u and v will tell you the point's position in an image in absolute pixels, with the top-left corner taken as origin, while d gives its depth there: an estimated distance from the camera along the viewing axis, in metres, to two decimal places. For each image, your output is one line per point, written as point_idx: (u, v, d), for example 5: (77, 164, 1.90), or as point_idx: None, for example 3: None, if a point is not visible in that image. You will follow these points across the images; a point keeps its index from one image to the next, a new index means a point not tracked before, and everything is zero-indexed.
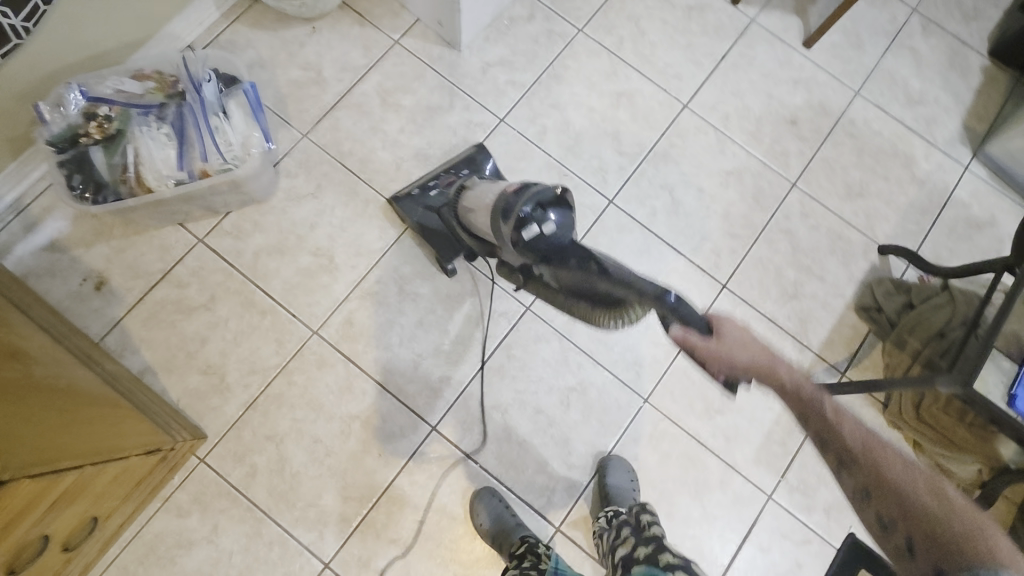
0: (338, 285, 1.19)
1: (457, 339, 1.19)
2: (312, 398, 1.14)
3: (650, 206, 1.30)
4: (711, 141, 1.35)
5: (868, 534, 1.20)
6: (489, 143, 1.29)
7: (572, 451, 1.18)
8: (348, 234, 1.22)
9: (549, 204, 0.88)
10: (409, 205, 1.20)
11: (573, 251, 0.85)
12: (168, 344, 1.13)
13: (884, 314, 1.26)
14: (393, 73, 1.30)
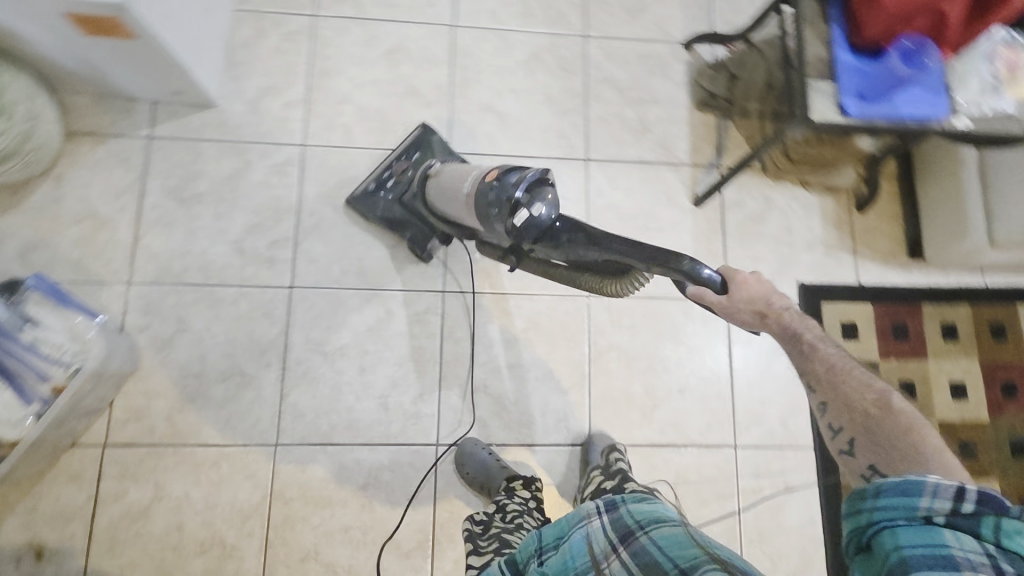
0: (268, 389, 1.12)
1: (404, 360, 1.16)
2: (317, 499, 1.09)
3: (482, 135, 1.25)
4: (496, 43, 1.30)
5: (814, 270, 1.26)
6: (304, 175, 1.20)
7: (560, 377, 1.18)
8: (241, 343, 1.13)
9: (534, 194, 0.77)
10: (359, 204, 1.17)
11: (571, 230, 0.75)
12: (150, 554, 1.05)
13: (718, 98, 1.29)
14: (167, 169, 1.18)
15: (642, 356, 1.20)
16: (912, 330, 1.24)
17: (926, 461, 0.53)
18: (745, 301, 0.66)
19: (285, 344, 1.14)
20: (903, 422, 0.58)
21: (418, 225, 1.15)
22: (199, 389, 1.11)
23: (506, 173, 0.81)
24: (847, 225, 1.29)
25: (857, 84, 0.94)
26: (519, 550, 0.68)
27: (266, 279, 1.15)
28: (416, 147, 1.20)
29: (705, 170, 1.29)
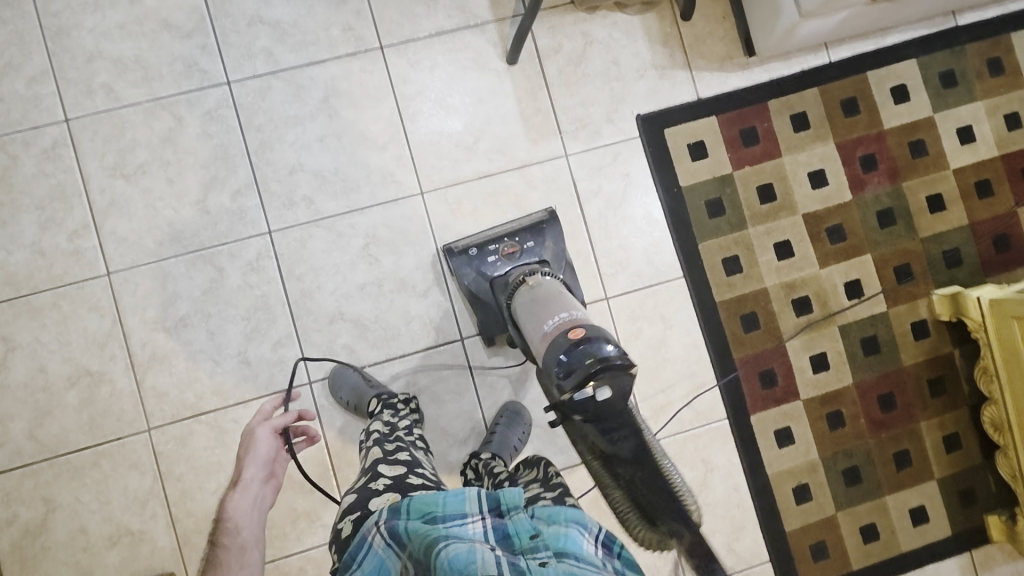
0: (83, 234, 1.25)
1: (221, 208, 1.28)
2: (175, 327, 1.26)
3: None
4: None
5: (648, 106, 1.38)
6: (65, 35, 1.27)
7: (387, 197, 1.32)
8: (43, 188, 1.25)
9: (608, 371, 0.90)
10: (456, 263, 1.24)
11: (625, 428, 0.98)
12: (23, 401, 1.22)
13: None
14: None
15: (464, 182, 1.34)
16: (762, 131, 1.39)
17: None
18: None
19: (84, 178, 1.26)
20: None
21: (500, 326, 1.28)
22: (13, 231, 1.24)
23: (594, 339, 0.93)
24: (674, 39, 1.39)
25: None
26: (503, 491, 0.82)
27: (42, 115, 1.26)
28: (534, 234, 1.26)
29: (513, 19, 1.37)
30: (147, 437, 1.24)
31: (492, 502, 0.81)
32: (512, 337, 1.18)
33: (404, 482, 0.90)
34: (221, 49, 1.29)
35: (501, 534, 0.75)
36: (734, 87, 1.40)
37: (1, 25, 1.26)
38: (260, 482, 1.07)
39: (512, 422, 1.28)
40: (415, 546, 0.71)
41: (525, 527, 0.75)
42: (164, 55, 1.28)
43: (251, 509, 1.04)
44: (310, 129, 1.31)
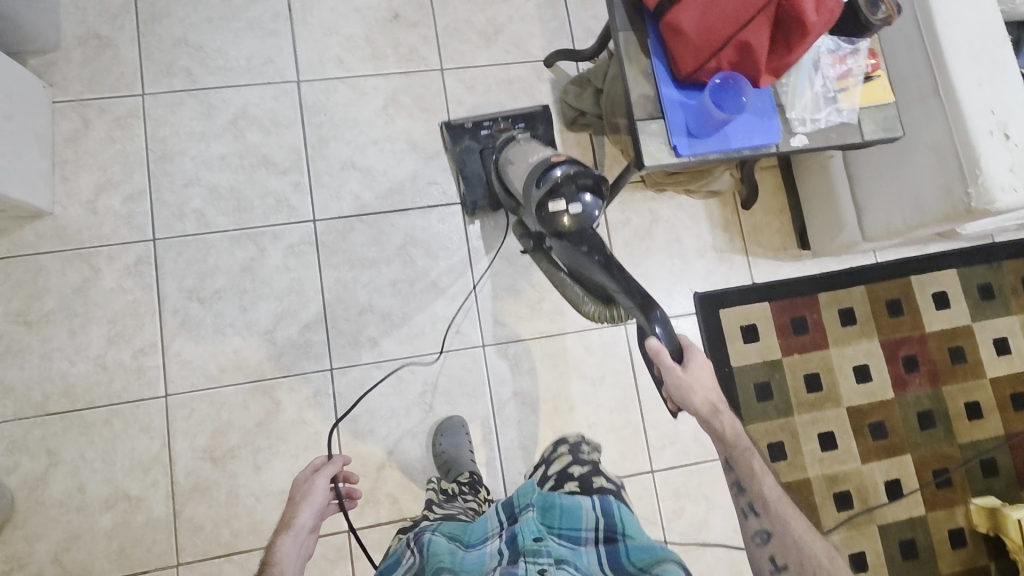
0: (149, 353, 1.26)
1: (288, 342, 1.30)
2: (222, 457, 1.24)
3: (340, 130, 1.40)
4: (344, 40, 1.43)
5: (706, 285, 1.45)
6: (169, 160, 1.33)
7: (450, 345, 1.35)
8: (117, 303, 1.27)
9: (579, 187, 0.99)
10: (453, 135, 1.36)
11: (587, 239, 1.00)
12: (55, 520, 1.19)
13: (588, 115, 1.43)
14: (29, 136, 1.23)
15: (525, 340, 1.37)
16: (812, 322, 1.44)
17: (760, 482, 1.00)
18: (682, 384, 0.98)
19: (160, 298, 1.28)
20: (828, 558, 0.91)
21: (481, 192, 1.34)
22: (79, 341, 1.24)
23: (567, 164, 1.01)
24: (734, 225, 1.48)
25: (688, 120, 0.92)
26: (517, 494, 0.92)
27: (131, 232, 1.29)
28: (525, 121, 1.37)
29: None
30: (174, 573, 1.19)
31: (507, 509, 0.91)
32: (498, 191, 1.27)
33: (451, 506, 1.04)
34: (312, 188, 1.36)
35: (511, 537, 0.84)
36: (787, 275, 1.47)
37: (109, 143, 1.32)
38: (308, 530, 1.02)
39: None
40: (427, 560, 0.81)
41: (530, 527, 0.82)
42: (257, 188, 1.35)
43: (297, 557, 0.98)
44: (385, 272, 1.36)
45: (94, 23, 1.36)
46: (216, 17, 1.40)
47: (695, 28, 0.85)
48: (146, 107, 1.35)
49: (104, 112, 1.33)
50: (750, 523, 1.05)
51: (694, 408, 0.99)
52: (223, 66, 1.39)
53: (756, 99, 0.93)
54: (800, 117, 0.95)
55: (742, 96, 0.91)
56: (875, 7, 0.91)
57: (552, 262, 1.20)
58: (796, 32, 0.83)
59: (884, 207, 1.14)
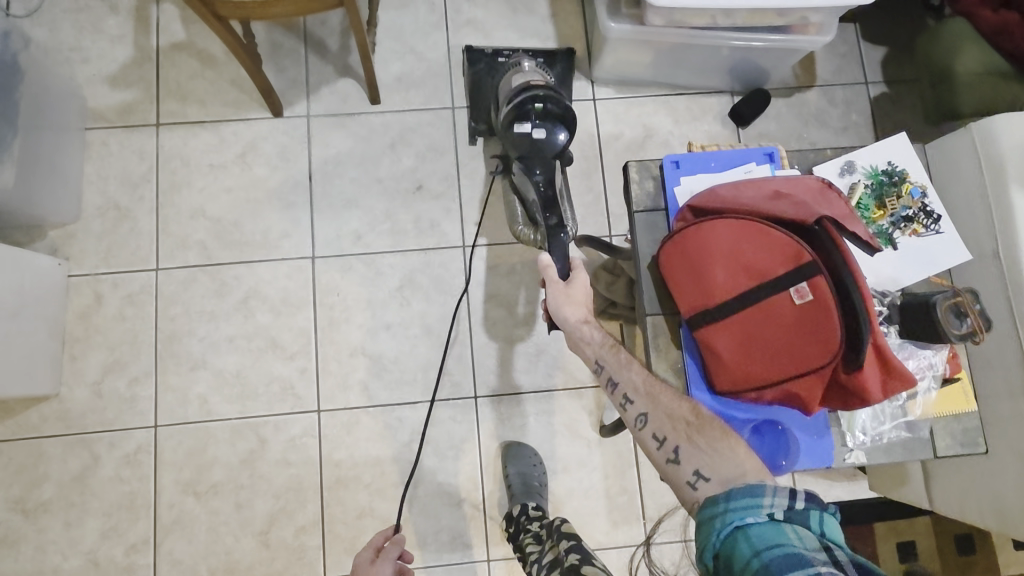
0: (141, 549, 1.22)
1: (283, 545, 1.24)
2: None
3: (353, 310, 1.33)
4: (364, 210, 1.36)
5: None
6: (175, 340, 1.29)
7: (449, 555, 1.26)
8: (114, 494, 1.24)
9: (552, 121, 1.09)
10: (472, 59, 1.40)
11: (545, 164, 1.08)
12: None
13: (617, 306, 1.32)
14: (39, 324, 1.21)
15: None
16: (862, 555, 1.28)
17: (629, 371, 0.82)
18: (568, 295, 0.90)
19: (156, 490, 1.24)
20: (715, 429, 0.73)
21: (484, 116, 1.38)
22: (74, 534, 1.22)
23: (542, 85, 1.10)
24: None
25: None
26: None
27: (134, 418, 1.26)
28: (545, 57, 1.42)
29: None
30: None
31: None
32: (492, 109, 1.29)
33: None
34: (319, 376, 1.30)
35: None
36: (836, 497, 1.31)
37: (119, 321, 1.29)
38: None
39: None
40: None
41: None
42: (263, 374, 1.29)
43: None
44: (388, 470, 1.28)
45: (116, 194, 1.34)
46: (235, 188, 1.36)
47: (732, 359, 0.73)
48: (159, 282, 1.31)
49: (117, 288, 1.31)
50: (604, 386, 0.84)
51: (567, 325, 0.89)
52: (239, 239, 1.34)
53: (803, 424, 0.82)
54: (858, 430, 0.83)
55: (780, 457, 0.81)
56: (957, 322, 0.79)
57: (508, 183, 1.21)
58: (850, 395, 0.71)
59: (958, 488, 0.99)
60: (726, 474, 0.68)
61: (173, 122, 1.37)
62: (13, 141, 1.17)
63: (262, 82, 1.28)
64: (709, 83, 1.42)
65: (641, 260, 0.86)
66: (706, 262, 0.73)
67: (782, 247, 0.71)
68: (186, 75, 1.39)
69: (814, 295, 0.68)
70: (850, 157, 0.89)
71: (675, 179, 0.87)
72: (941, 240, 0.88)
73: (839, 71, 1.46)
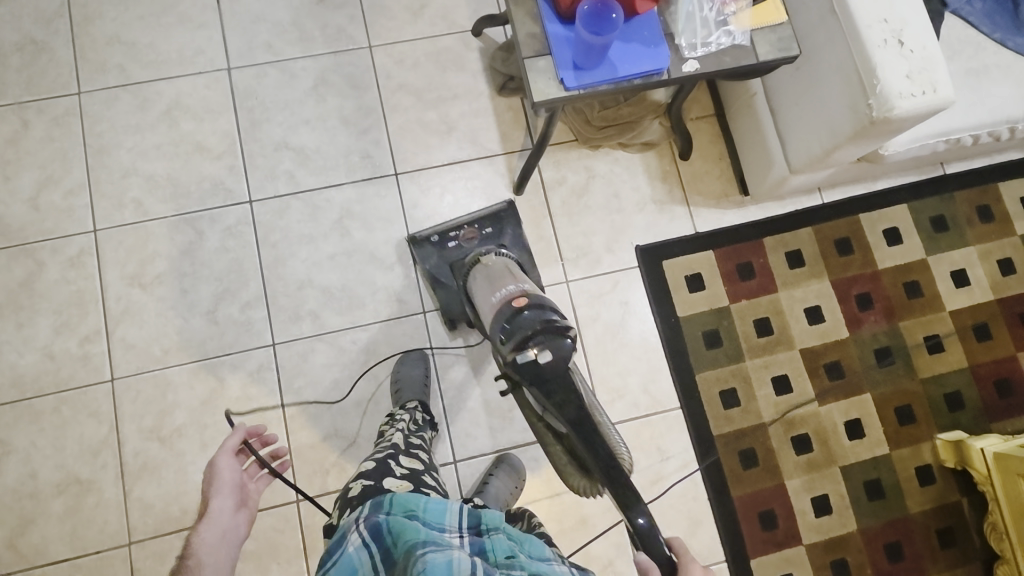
0: (94, 340, 1.28)
1: (229, 320, 1.32)
2: (169, 437, 1.26)
3: (270, 112, 1.42)
4: (271, 24, 1.46)
5: (648, 237, 1.43)
6: (103, 154, 1.37)
7: (388, 313, 1.35)
8: (63, 294, 1.30)
9: (547, 334, 0.94)
10: (421, 253, 1.35)
11: (565, 387, 0.92)
12: (9, 506, 1.21)
13: (516, 78, 1.44)
14: None
15: None
16: (757, 266, 1.42)
17: None
18: None
19: (102, 285, 1.31)
20: None
21: (458, 309, 1.33)
22: (27, 333, 1.28)
23: (532, 306, 0.97)
24: (673, 176, 1.46)
25: (574, 54, 0.93)
26: (484, 510, 0.79)
27: (73, 226, 1.33)
28: (494, 225, 1.39)
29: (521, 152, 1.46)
30: (126, 552, 1.20)
31: (472, 519, 0.78)
32: (468, 313, 1.23)
33: (418, 477, 0.95)
34: (247, 170, 1.39)
35: (477, 547, 0.73)
36: (731, 222, 1.45)
37: (48, 142, 1.36)
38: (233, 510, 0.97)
39: (504, 475, 1.26)
40: (396, 548, 0.70)
41: (502, 548, 0.74)
42: (193, 174, 1.37)
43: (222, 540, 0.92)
44: (323, 247, 1.37)
45: (30, 30, 1.41)
46: (147, 15, 1.44)
47: None
48: (83, 104, 1.39)
49: (42, 113, 1.37)
50: None
51: None
52: (155, 59, 1.42)
53: (644, 29, 0.94)
54: (687, 41, 0.95)
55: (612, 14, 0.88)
56: None
57: (533, 412, 1.02)
58: None
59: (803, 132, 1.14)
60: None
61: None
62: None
63: None
64: None
65: None
66: None
67: None
68: None
69: None
70: None
71: None
72: None
73: None
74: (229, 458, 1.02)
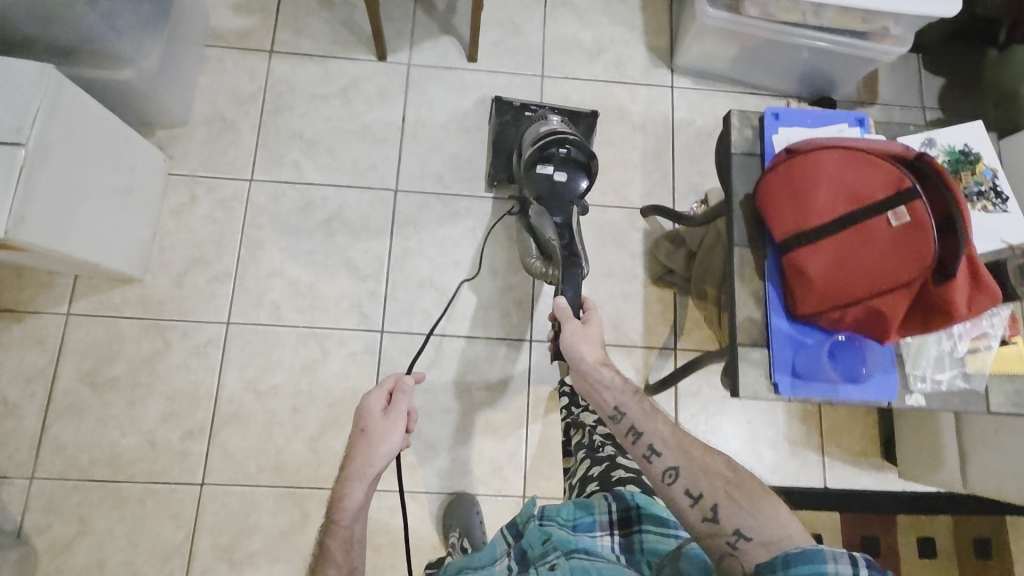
0: (196, 437, 1.25)
1: (329, 452, 1.27)
2: (240, 561, 1.21)
3: (423, 244, 1.40)
4: (448, 155, 1.45)
5: (774, 478, 1.33)
6: (256, 248, 1.36)
7: (486, 486, 1.30)
8: (179, 381, 1.28)
9: (575, 168, 1.21)
10: (500, 109, 1.39)
11: (562, 207, 1.20)
12: None
13: (676, 275, 1.39)
14: (140, 209, 1.28)
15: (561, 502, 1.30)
16: (884, 546, 1.30)
17: (657, 422, 0.84)
18: (585, 340, 0.96)
19: (220, 382, 1.28)
20: (757, 489, 0.75)
21: (503, 170, 1.39)
22: (134, 413, 1.26)
23: (568, 135, 1.22)
24: (813, 419, 1.36)
25: (796, 359, 0.85)
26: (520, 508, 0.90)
27: (209, 313, 1.32)
28: (572, 118, 1.41)
29: (660, 350, 1.39)
30: None
31: (514, 532, 0.90)
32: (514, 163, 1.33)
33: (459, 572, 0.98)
34: (387, 299, 1.36)
35: (522, 555, 0.83)
36: (864, 486, 1.34)
37: (210, 222, 1.37)
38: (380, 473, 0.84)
39: None
40: None
41: (537, 536, 0.83)
42: (335, 289, 1.36)
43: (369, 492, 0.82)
44: (440, 398, 1.33)
45: (225, 107, 1.43)
46: (333, 118, 1.45)
47: (821, 276, 0.79)
48: (251, 192, 1.39)
49: (211, 191, 1.39)
50: (644, 454, 0.82)
51: (579, 365, 0.94)
52: (330, 164, 1.43)
53: (878, 353, 0.87)
54: (919, 374, 0.88)
55: (859, 364, 0.86)
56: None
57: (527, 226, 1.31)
58: (937, 312, 0.76)
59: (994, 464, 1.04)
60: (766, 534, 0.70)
61: (285, 52, 1.48)
62: (164, 28, 1.15)
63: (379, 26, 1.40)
64: (780, 85, 1.53)
65: (734, 196, 0.93)
66: (808, 187, 0.79)
67: (884, 173, 0.76)
68: (305, 13, 1.50)
69: (913, 216, 0.73)
70: (930, 136, 0.97)
71: (773, 129, 0.94)
72: (1009, 217, 0.94)
73: (900, 92, 1.56)
74: (397, 422, 0.88)
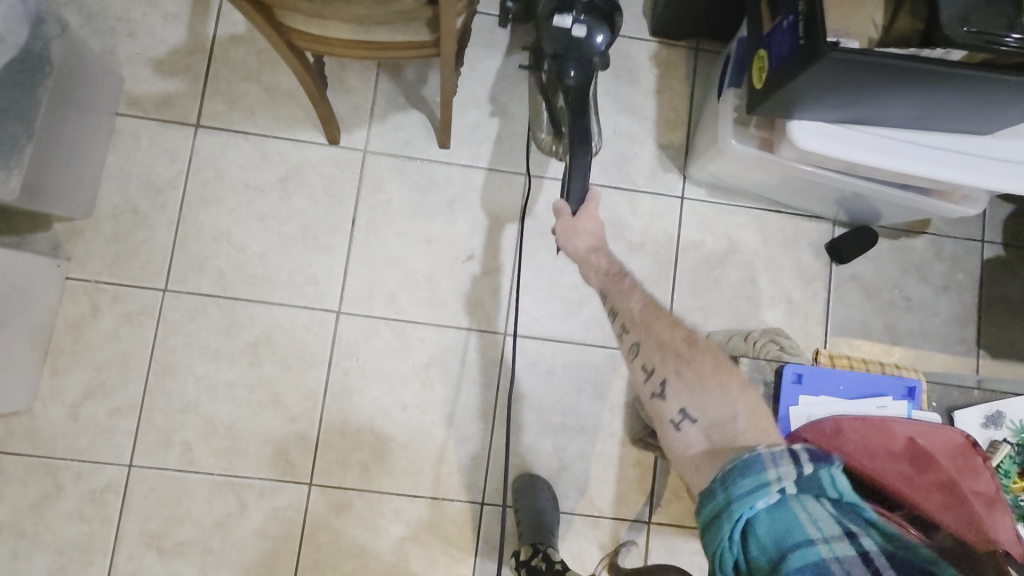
0: None
1: None
2: None
3: (363, 380, 1.18)
4: (402, 272, 1.21)
5: None
6: (165, 377, 1.16)
7: None
8: (71, 531, 1.13)
9: (596, 17, 0.93)
10: None
11: (580, 66, 0.93)
12: None
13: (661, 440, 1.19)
14: (21, 336, 1.08)
15: None
16: None
17: (629, 298, 0.73)
18: (574, 225, 0.82)
19: (117, 536, 1.13)
20: (709, 364, 0.64)
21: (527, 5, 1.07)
22: (18, 567, 1.11)
23: None
24: None
25: None
26: None
27: (108, 453, 1.14)
28: None
29: (632, 522, 1.21)
30: None
31: None
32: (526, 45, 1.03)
33: None
34: (318, 447, 1.17)
35: None
36: None
37: (112, 340, 1.16)
38: None
39: None
40: None
41: None
42: (258, 432, 1.16)
43: None
44: (372, 566, 1.16)
45: (135, 197, 1.18)
46: (268, 216, 1.20)
47: None
48: (164, 306, 1.17)
49: (117, 301, 1.16)
50: (621, 341, 0.72)
51: (576, 258, 0.82)
52: (260, 274, 1.19)
53: None
54: None
55: None
56: None
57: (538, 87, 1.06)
58: None
59: None
60: (715, 416, 0.61)
61: (212, 126, 1.20)
62: (26, 147, 0.99)
63: (323, 111, 1.12)
64: (816, 208, 1.25)
65: None
66: None
67: None
68: (239, 75, 1.21)
69: None
70: (1000, 410, 0.94)
71: (792, 398, 0.86)
72: None
73: (958, 222, 1.29)
74: None
